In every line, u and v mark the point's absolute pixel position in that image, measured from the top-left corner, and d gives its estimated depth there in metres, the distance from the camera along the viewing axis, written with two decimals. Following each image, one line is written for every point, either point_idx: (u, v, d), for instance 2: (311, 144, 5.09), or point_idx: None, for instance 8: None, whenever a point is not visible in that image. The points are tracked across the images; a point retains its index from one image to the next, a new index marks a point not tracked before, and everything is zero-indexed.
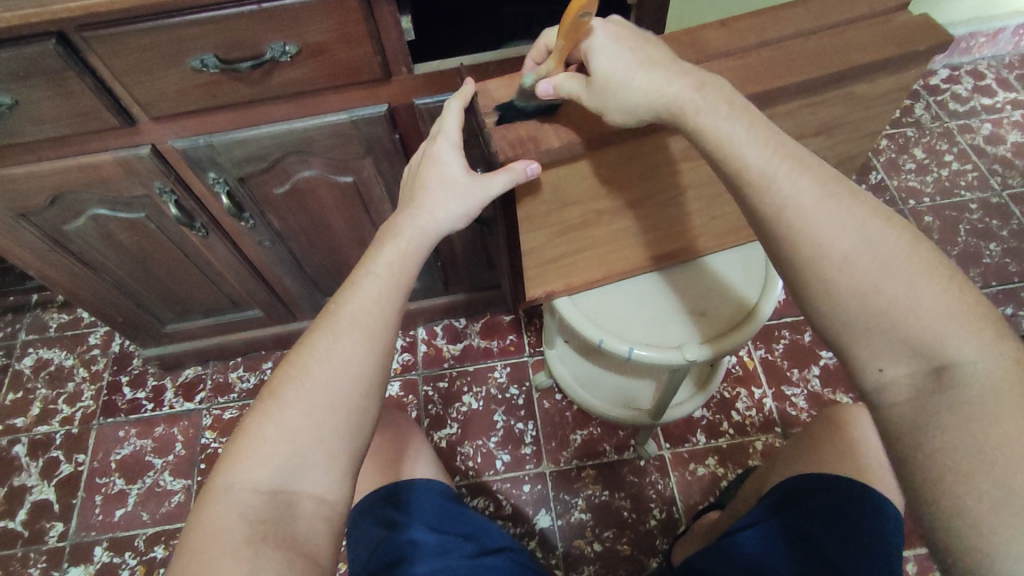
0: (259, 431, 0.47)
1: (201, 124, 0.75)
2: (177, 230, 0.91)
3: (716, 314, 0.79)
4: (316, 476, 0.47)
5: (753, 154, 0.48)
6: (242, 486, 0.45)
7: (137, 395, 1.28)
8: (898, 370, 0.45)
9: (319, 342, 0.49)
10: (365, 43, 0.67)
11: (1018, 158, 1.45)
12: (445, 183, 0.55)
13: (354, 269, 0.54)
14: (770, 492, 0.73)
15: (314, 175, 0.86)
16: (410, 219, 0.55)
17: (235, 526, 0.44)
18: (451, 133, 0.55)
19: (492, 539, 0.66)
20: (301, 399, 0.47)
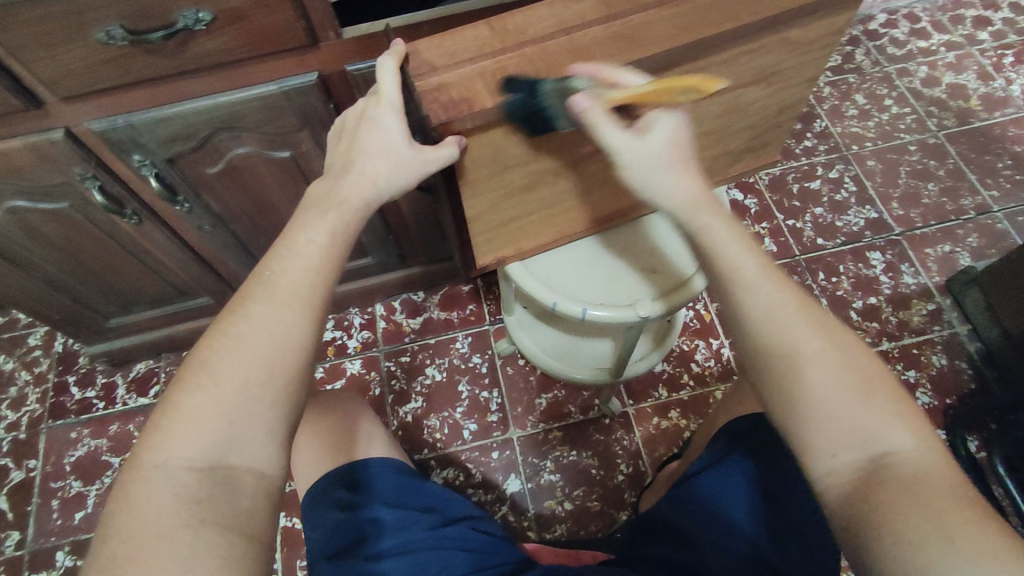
0: (189, 407, 0.47)
1: (117, 102, 0.70)
2: (106, 219, 0.86)
3: (667, 268, 0.80)
4: (252, 452, 0.48)
5: (740, 262, 0.53)
6: (174, 464, 0.46)
7: (87, 395, 1.24)
8: (847, 458, 0.48)
9: (255, 311, 0.49)
10: (285, 7, 0.63)
11: (953, 100, 1.49)
12: (385, 150, 0.54)
13: (288, 232, 0.53)
14: (717, 434, 0.72)
15: (247, 152, 0.82)
16: (348, 186, 0.54)
17: (168, 503, 0.45)
18: (392, 97, 0.54)
19: (453, 509, 0.67)
20: (233, 374, 0.48)
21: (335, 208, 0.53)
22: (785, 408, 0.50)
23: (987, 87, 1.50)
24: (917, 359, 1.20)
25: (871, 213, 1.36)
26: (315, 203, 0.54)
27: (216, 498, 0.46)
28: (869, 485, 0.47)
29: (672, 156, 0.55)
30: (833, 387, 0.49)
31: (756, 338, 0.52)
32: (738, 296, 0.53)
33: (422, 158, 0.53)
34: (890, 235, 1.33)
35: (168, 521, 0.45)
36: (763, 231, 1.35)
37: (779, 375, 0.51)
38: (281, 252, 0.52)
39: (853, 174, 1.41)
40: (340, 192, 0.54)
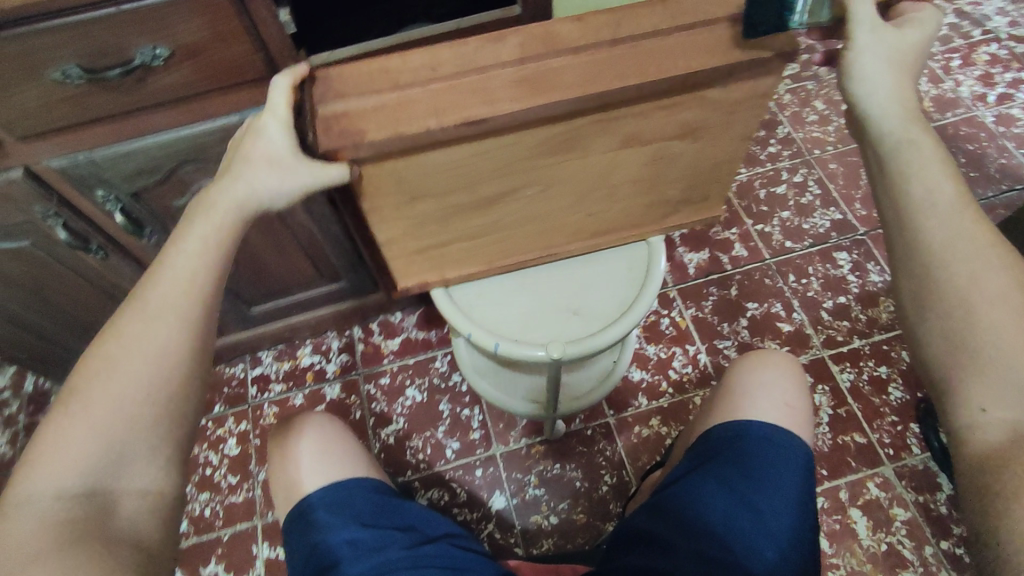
0: (65, 425, 0.50)
1: (77, 140, 0.70)
2: (71, 255, 0.86)
3: (590, 311, 0.83)
4: (129, 473, 0.51)
5: (928, 190, 0.54)
6: (49, 482, 0.49)
7: None
8: (1001, 414, 0.50)
9: (126, 332, 0.52)
10: (244, 40, 0.64)
11: None
12: (269, 159, 0.57)
13: (165, 248, 0.55)
14: (697, 442, 0.75)
15: (213, 183, 0.82)
16: (222, 200, 0.56)
17: (40, 522, 0.48)
18: (278, 109, 0.56)
19: (433, 528, 0.67)
20: (108, 391, 0.51)
21: (211, 233, 0.55)
22: (945, 348, 0.53)
23: (938, 89, 1.55)
24: (887, 355, 1.23)
25: (836, 215, 1.39)
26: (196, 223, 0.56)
27: (92, 518, 0.49)
28: (998, 470, 0.49)
29: (898, 64, 0.55)
30: (998, 318, 0.51)
31: (921, 259, 0.54)
32: (917, 221, 0.54)
33: (308, 171, 0.56)
34: (855, 235, 1.36)
35: (39, 537, 0.47)
36: (732, 237, 1.38)
37: (944, 307, 0.53)
38: (153, 276, 0.54)
39: (817, 177, 1.44)
40: (218, 199, 0.56)
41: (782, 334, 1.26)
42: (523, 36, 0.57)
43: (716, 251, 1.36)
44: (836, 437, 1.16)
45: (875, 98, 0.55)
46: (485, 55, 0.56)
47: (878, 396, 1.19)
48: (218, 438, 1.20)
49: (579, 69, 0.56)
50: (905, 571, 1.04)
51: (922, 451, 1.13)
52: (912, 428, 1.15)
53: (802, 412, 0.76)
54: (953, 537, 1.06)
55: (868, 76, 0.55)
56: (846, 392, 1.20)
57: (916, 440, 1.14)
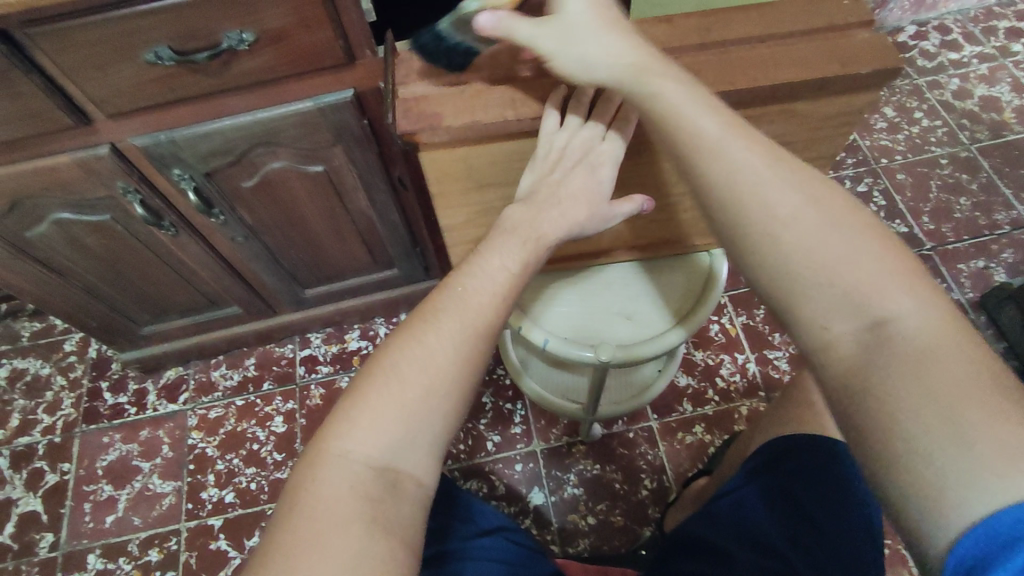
0: (375, 403, 0.46)
1: (160, 119, 0.72)
2: (145, 231, 0.89)
3: (644, 318, 0.81)
4: (420, 463, 0.46)
5: (694, 121, 0.48)
6: (355, 458, 0.45)
7: (119, 400, 1.27)
8: (843, 328, 0.42)
9: (449, 322, 0.49)
10: (326, 27, 0.65)
11: (985, 112, 1.46)
12: (590, 199, 0.57)
13: (489, 247, 0.54)
14: (756, 455, 0.73)
15: (282, 166, 0.84)
16: (551, 223, 0.56)
17: (341, 499, 0.43)
18: (615, 150, 0.57)
19: (488, 521, 0.67)
20: (422, 378, 0.46)
21: (532, 241, 0.55)
22: (773, 286, 0.44)
23: (1020, 99, 1.47)
24: None
25: (901, 228, 1.34)
26: (513, 231, 0.55)
27: (382, 502, 0.44)
28: (870, 400, 0.39)
29: (593, 23, 0.52)
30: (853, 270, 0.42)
31: (719, 198, 0.46)
32: (698, 158, 0.47)
33: (616, 210, 0.59)
34: (921, 250, 1.31)
35: (342, 514, 0.43)
36: None
37: (802, 276, 0.43)
38: (476, 271, 0.52)
39: (883, 187, 1.39)
40: (542, 228, 0.56)
41: None
42: None
43: None
44: None
45: (580, 65, 0.52)
46: None
47: None
48: (266, 415, 1.24)
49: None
50: None
51: None
52: None
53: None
54: None
55: (581, 46, 0.51)
56: None
57: None
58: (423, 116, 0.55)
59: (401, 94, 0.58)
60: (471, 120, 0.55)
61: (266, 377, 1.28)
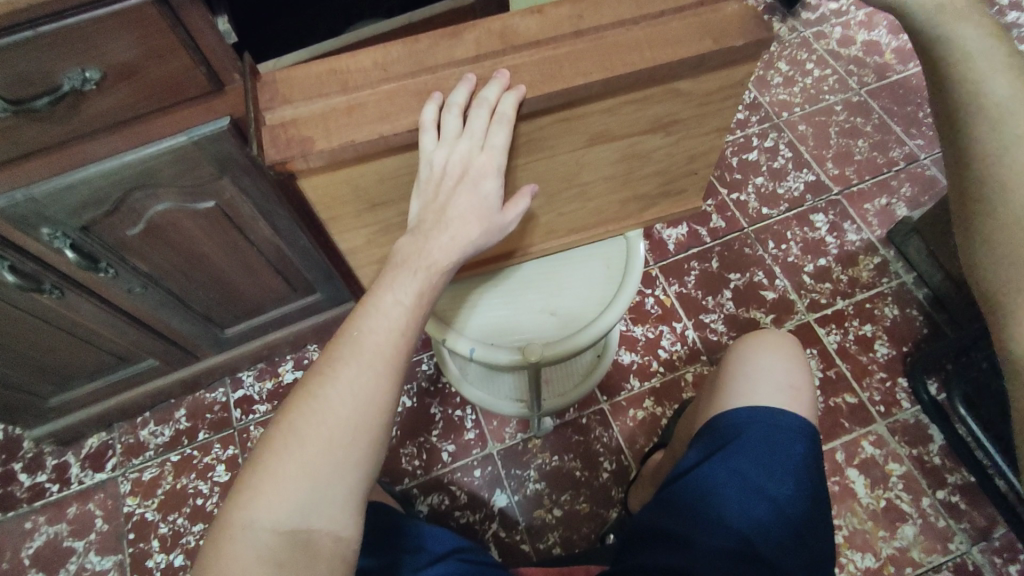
0: (274, 470, 0.48)
1: (11, 176, 0.65)
2: (24, 297, 0.81)
3: (568, 313, 0.80)
4: (331, 516, 0.48)
5: (982, 87, 0.56)
6: (260, 525, 0.47)
7: (38, 479, 1.16)
8: None
9: (341, 373, 0.50)
10: (181, 54, 0.60)
11: (869, 56, 1.53)
12: (479, 215, 0.57)
13: (379, 287, 0.55)
14: (703, 432, 0.74)
15: (168, 208, 0.78)
16: (443, 248, 0.56)
17: (252, 567, 0.46)
18: (496, 144, 0.55)
19: (438, 545, 0.65)
20: (321, 435, 0.48)
21: (424, 270, 0.56)
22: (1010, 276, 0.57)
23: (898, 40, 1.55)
24: (872, 313, 1.24)
25: (809, 177, 1.39)
26: (406, 264, 0.56)
27: (296, 560, 0.46)
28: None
29: None
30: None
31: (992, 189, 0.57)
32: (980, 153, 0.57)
33: (510, 218, 0.60)
34: (829, 195, 1.36)
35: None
36: (709, 209, 1.36)
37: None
38: (369, 313, 0.53)
39: (787, 141, 1.43)
40: (432, 254, 0.56)
41: (766, 302, 1.26)
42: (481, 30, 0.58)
43: (695, 224, 1.34)
44: (829, 400, 1.16)
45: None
46: (439, 53, 0.57)
47: (866, 355, 1.20)
48: (205, 466, 1.17)
49: (536, 65, 0.55)
50: (905, 524, 1.06)
51: (912, 405, 1.15)
52: (902, 382, 1.17)
53: (801, 394, 0.75)
54: (948, 487, 1.08)
55: None
56: (835, 353, 1.20)
57: (905, 394, 1.16)
58: (294, 143, 0.52)
59: (270, 119, 0.55)
60: (347, 142, 0.52)
61: (200, 427, 1.20)
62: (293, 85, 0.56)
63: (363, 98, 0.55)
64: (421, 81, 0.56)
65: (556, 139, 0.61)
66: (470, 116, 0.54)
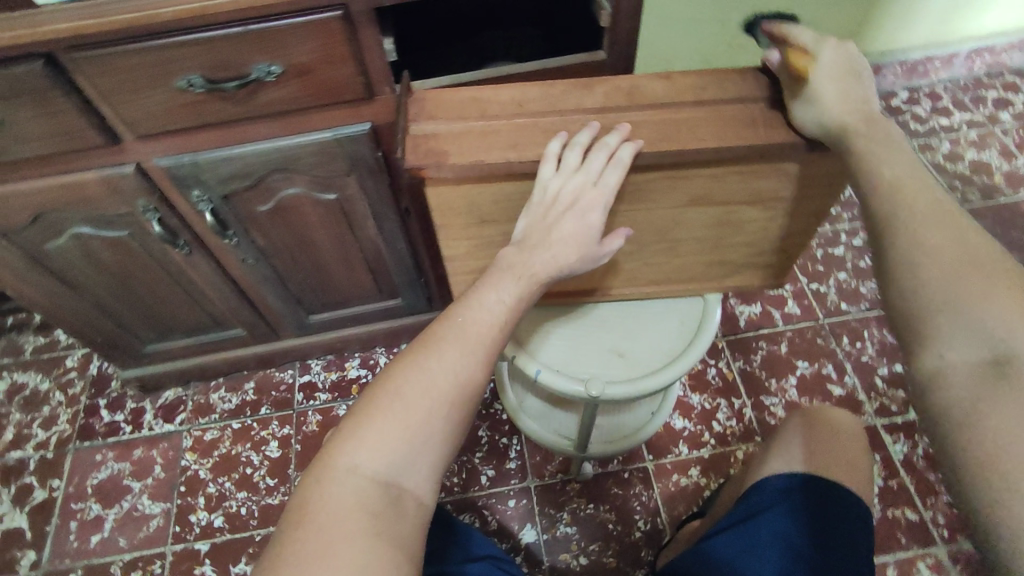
0: (380, 425, 0.51)
1: (185, 142, 0.76)
2: (160, 248, 0.91)
3: (634, 359, 0.82)
4: (422, 478, 0.52)
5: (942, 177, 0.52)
6: (362, 472, 0.50)
7: (115, 418, 1.27)
8: (957, 354, 0.43)
9: (447, 351, 0.55)
10: (348, 63, 0.70)
11: (976, 175, 1.51)
12: (581, 244, 0.62)
13: (486, 283, 0.60)
14: (749, 490, 0.74)
15: (298, 193, 0.87)
16: (546, 268, 0.61)
17: (348, 510, 0.49)
18: (607, 184, 0.60)
19: (478, 546, 0.70)
20: (426, 402, 0.52)
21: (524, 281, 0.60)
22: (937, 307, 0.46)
23: (1010, 164, 1.53)
24: None
25: None
26: (507, 269, 0.61)
27: (389, 511, 0.49)
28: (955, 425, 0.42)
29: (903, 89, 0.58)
30: (902, 178, 0.50)
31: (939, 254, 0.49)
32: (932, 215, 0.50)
33: (604, 253, 0.64)
34: None
35: (350, 523, 0.48)
36: (786, 293, 1.36)
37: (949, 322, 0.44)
38: (472, 304, 0.58)
39: None
40: (532, 265, 0.61)
41: (832, 397, 1.23)
42: (610, 86, 0.65)
43: (769, 305, 1.35)
44: (886, 510, 1.11)
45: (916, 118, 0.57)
46: (569, 99, 0.64)
47: (933, 472, 1.14)
48: (261, 439, 1.24)
49: (655, 121, 0.61)
50: None
51: None
52: None
53: (861, 479, 0.74)
54: None
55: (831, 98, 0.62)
56: (899, 464, 1.15)
57: None
58: (432, 153, 0.60)
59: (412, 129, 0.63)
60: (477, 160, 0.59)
61: (264, 402, 1.28)
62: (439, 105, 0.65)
63: (496, 126, 0.62)
64: (550, 120, 0.63)
65: (658, 193, 0.66)
66: (589, 156, 0.60)
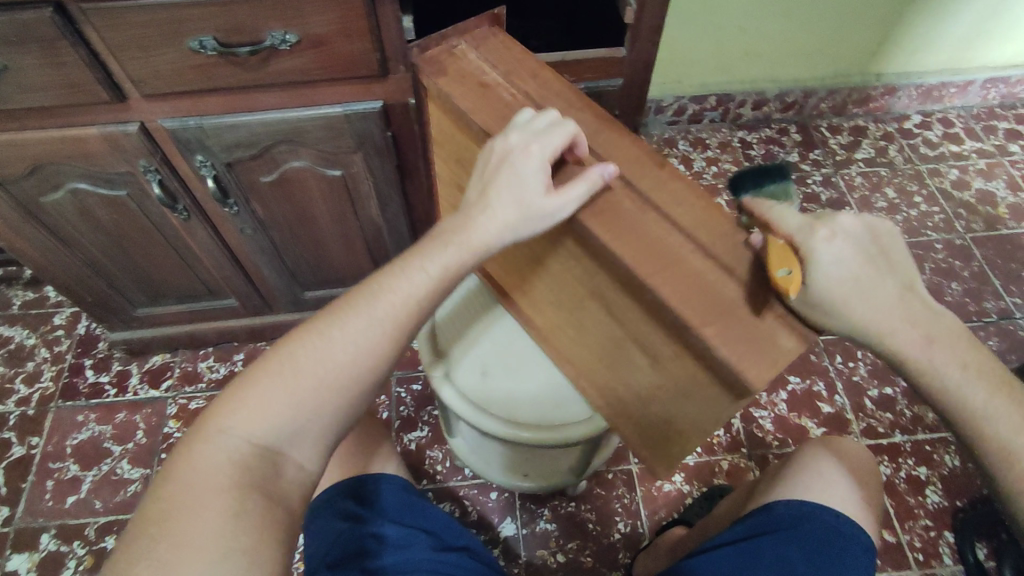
0: (263, 391, 0.47)
1: (192, 105, 0.75)
2: (158, 211, 0.90)
3: (495, 389, 0.81)
4: (301, 448, 0.48)
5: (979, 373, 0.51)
6: (237, 435, 0.46)
7: (100, 379, 1.26)
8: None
9: (350, 321, 0.49)
10: (365, 38, 0.68)
11: (981, 205, 1.51)
12: (521, 198, 0.53)
13: (411, 248, 0.53)
14: (754, 514, 0.75)
15: (303, 166, 0.86)
16: (483, 226, 0.52)
17: (215, 472, 0.45)
18: (550, 138, 0.54)
19: (454, 537, 0.69)
20: (316, 372, 0.48)
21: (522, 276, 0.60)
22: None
23: (1016, 197, 1.53)
24: (930, 457, 1.19)
25: None
26: (444, 237, 0.53)
27: (260, 480, 0.46)
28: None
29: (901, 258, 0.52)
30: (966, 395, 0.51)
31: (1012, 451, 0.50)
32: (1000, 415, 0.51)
33: (555, 201, 0.53)
34: None
35: (212, 487, 0.45)
36: None
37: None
38: (396, 273, 0.52)
39: None
40: (470, 228, 0.53)
41: (821, 414, 1.23)
42: None
43: None
44: None
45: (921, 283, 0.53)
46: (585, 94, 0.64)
47: (914, 497, 1.15)
48: None
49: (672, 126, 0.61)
50: None
51: (954, 563, 1.08)
52: (947, 536, 1.11)
53: (862, 509, 0.74)
54: None
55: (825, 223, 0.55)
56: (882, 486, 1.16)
57: (948, 549, 1.10)
58: None
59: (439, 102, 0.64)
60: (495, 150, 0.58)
61: None
62: (453, 91, 0.64)
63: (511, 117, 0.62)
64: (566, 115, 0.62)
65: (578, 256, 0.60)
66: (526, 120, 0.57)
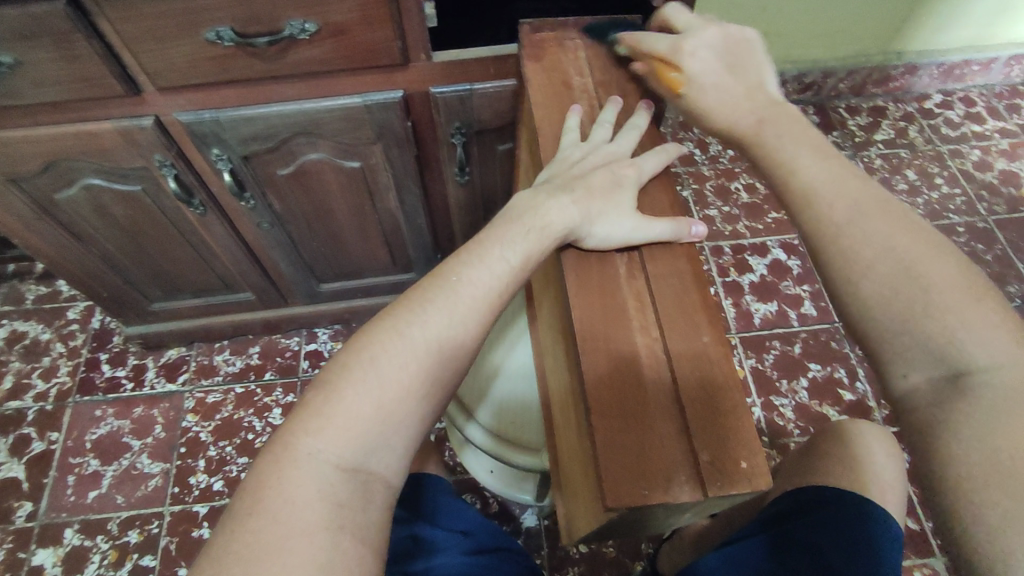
0: (349, 404, 0.45)
1: (207, 97, 0.73)
2: (173, 205, 0.88)
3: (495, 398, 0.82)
4: (391, 462, 0.45)
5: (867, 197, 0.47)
6: (326, 458, 0.43)
7: (117, 373, 1.25)
8: (920, 377, 0.43)
9: (433, 316, 0.48)
10: (387, 27, 0.66)
11: (1004, 186, 1.48)
12: (611, 199, 0.54)
13: (482, 239, 0.53)
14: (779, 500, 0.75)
15: (320, 159, 0.84)
16: (557, 211, 0.53)
17: (310, 501, 0.42)
18: (645, 164, 0.58)
19: (489, 539, 0.69)
20: (398, 378, 0.46)
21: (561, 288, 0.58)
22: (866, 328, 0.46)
23: None
24: None
25: None
26: (518, 219, 0.54)
27: (355, 503, 0.43)
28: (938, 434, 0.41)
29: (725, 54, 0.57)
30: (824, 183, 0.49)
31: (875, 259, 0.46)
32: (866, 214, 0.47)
33: (643, 221, 0.53)
34: None
35: (306, 518, 0.41)
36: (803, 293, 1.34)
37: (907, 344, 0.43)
38: (475, 261, 0.51)
39: None
40: (547, 213, 0.53)
41: (842, 401, 1.21)
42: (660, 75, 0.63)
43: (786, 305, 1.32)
44: None
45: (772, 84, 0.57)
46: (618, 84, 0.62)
47: None
48: (264, 405, 1.22)
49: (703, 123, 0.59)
50: None
51: None
52: None
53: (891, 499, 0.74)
54: None
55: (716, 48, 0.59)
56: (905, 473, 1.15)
57: None
58: None
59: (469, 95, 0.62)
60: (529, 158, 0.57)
61: (269, 367, 1.26)
62: None
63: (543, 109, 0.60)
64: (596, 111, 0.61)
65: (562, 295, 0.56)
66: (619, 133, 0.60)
